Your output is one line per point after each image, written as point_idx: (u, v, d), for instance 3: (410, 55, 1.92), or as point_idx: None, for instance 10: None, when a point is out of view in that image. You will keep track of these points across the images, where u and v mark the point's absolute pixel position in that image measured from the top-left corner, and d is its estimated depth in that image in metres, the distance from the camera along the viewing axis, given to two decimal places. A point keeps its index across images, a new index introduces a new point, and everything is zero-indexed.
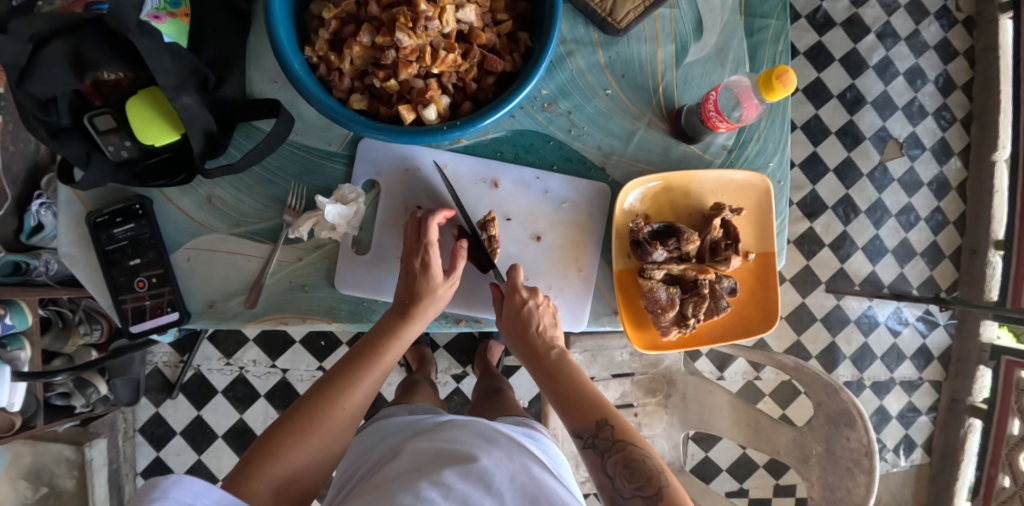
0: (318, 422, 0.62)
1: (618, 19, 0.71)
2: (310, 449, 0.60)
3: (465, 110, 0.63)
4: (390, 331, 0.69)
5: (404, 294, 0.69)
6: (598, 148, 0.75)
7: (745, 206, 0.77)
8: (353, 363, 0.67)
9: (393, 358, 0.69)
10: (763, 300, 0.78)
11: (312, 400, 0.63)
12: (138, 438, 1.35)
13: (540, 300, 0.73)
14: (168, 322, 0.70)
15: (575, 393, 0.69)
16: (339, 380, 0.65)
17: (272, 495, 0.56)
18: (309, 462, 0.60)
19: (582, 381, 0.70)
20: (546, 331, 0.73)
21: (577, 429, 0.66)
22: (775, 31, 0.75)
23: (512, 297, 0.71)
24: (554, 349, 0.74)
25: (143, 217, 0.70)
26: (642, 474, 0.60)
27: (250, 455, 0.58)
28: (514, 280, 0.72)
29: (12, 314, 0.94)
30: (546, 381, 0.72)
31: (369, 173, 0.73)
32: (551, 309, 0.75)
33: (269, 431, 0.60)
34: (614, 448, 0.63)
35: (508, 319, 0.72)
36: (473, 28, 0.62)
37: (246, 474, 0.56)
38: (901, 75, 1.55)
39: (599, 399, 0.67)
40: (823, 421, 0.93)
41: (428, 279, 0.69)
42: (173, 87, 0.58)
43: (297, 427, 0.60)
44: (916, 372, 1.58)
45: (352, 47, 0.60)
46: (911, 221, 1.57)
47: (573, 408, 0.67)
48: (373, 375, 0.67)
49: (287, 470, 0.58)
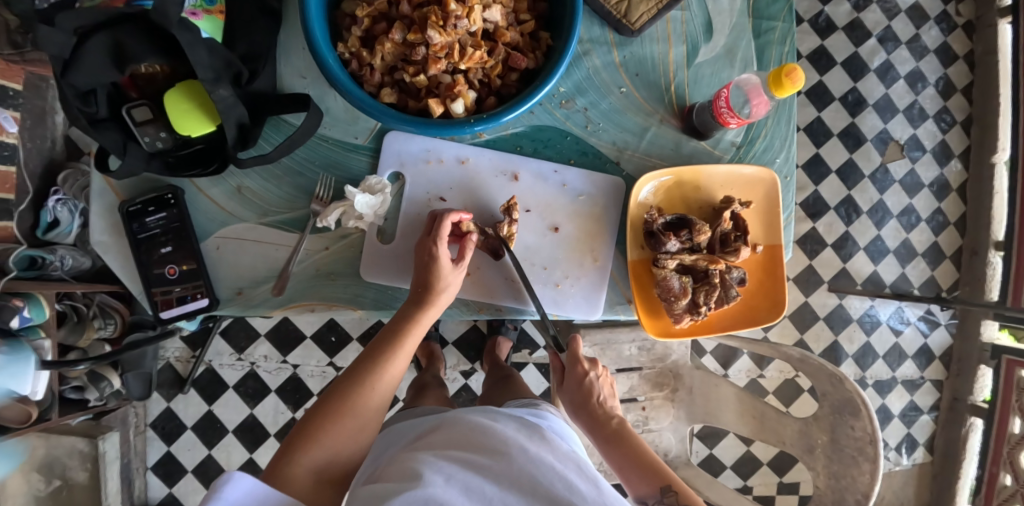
0: (348, 406, 0.63)
1: (632, 20, 0.74)
2: (342, 431, 0.62)
3: (489, 104, 0.67)
4: (408, 318, 0.71)
5: (421, 282, 0.72)
6: (613, 143, 0.78)
7: (753, 199, 0.79)
8: (375, 349, 0.69)
9: (414, 343, 0.71)
10: (771, 291, 0.80)
11: (339, 387, 0.65)
12: (149, 433, 1.37)
13: (599, 372, 0.83)
14: (198, 308, 0.73)
15: (638, 458, 0.71)
16: (364, 365, 0.67)
17: (311, 478, 0.59)
18: (341, 447, 0.62)
19: (643, 448, 0.72)
20: (608, 404, 0.80)
21: (642, 494, 0.67)
22: (782, 33, 0.78)
23: (576, 368, 0.82)
24: (616, 419, 0.78)
25: (174, 207, 0.72)
26: None
27: (284, 446, 0.60)
28: (576, 352, 0.83)
29: (29, 307, 0.96)
30: (609, 448, 0.74)
31: (394, 165, 0.76)
32: (609, 383, 0.84)
33: (301, 421, 0.63)
34: None
35: (571, 388, 0.81)
36: (498, 27, 0.65)
37: (283, 463, 0.59)
38: (902, 79, 1.58)
39: (659, 463, 0.69)
40: (828, 411, 0.96)
41: (442, 268, 0.71)
42: (210, 80, 0.61)
43: (329, 414, 0.62)
44: (918, 371, 1.61)
45: (384, 43, 0.63)
46: (912, 221, 1.60)
47: (635, 472, 0.69)
48: (399, 358, 0.69)
49: (322, 454, 0.60)
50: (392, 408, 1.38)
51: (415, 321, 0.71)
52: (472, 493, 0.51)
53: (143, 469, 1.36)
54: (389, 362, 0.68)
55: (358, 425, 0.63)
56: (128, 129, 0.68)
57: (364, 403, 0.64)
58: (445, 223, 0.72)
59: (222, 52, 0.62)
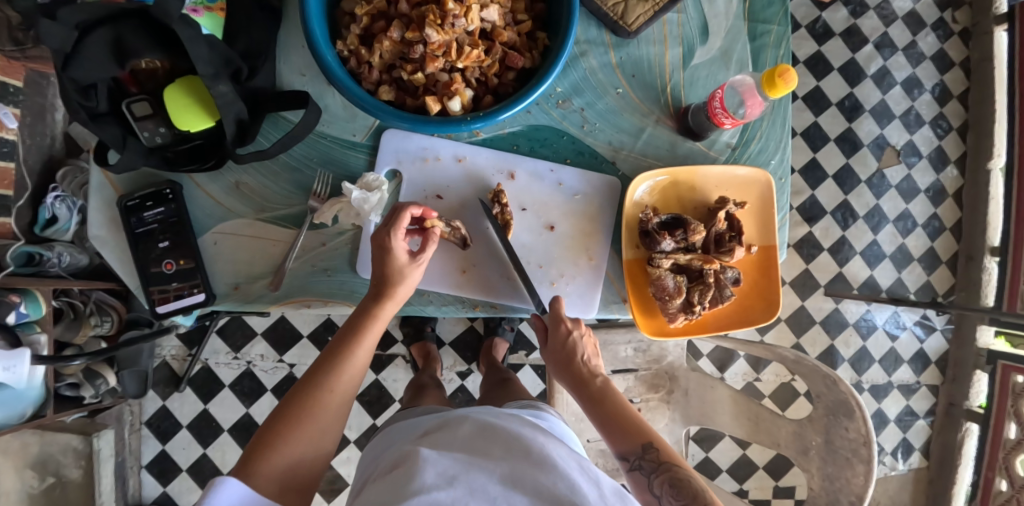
0: (304, 413, 0.62)
1: (629, 22, 0.75)
2: (302, 439, 0.61)
3: (486, 102, 0.67)
4: (365, 313, 0.69)
5: (377, 277, 0.70)
6: (609, 143, 0.78)
7: (747, 199, 0.80)
8: (330, 351, 0.67)
9: (373, 339, 0.69)
10: (765, 290, 0.81)
11: (294, 394, 0.63)
12: (144, 431, 1.37)
13: (583, 331, 0.76)
14: (195, 303, 0.73)
15: (621, 416, 0.69)
16: (322, 367, 0.66)
17: (277, 487, 0.59)
18: (304, 454, 0.62)
19: (627, 406, 0.70)
20: (590, 361, 0.75)
21: (623, 451, 0.66)
22: (777, 36, 0.79)
23: (558, 327, 0.75)
24: (598, 376, 0.74)
25: (172, 201, 0.73)
26: (688, 492, 0.61)
27: (248, 451, 0.60)
28: (559, 310, 0.75)
29: (26, 303, 0.95)
30: (590, 406, 0.71)
31: (392, 162, 0.76)
32: (591, 341, 0.78)
33: (261, 430, 0.62)
34: (659, 469, 0.64)
35: (554, 347, 0.75)
36: (495, 26, 0.66)
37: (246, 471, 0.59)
38: (899, 85, 1.60)
39: (642, 421, 0.68)
40: (823, 412, 0.96)
41: (397, 261, 0.70)
42: (210, 76, 0.61)
43: (283, 422, 0.61)
44: (914, 375, 1.61)
45: (383, 41, 0.64)
46: (908, 226, 1.60)
47: (617, 429, 0.68)
48: (357, 356, 0.67)
49: (283, 464, 0.60)
50: (388, 409, 1.38)
51: (373, 315, 0.69)
52: (477, 494, 0.51)
53: (137, 468, 1.36)
54: (346, 363, 0.66)
55: (317, 429, 0.63)
56: (127, 124, 0.69)
57: (321, 409, 0.63)
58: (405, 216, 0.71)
59: (221, 48, 0.62)
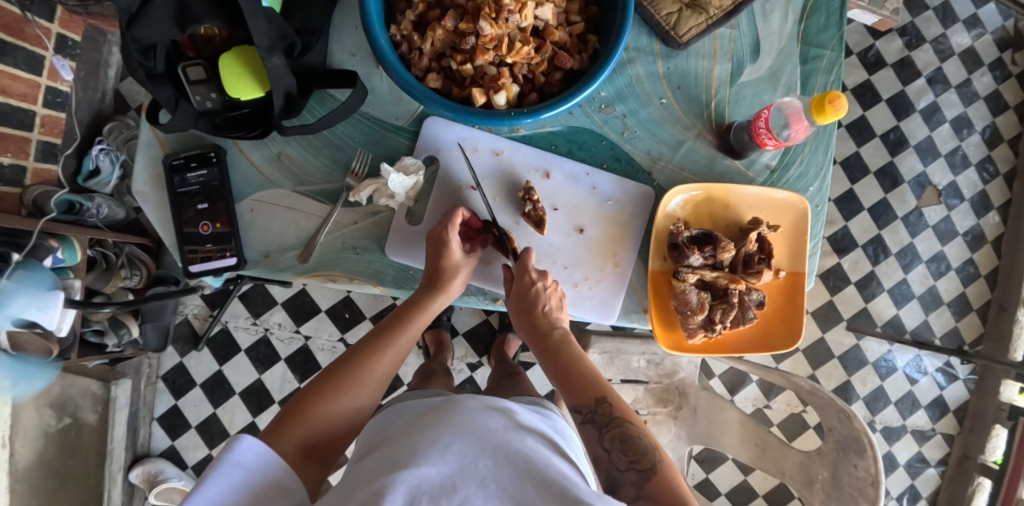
0: (341, 388, 0.65)
1: (681, 34, 0.74)
2: (335, 410, 0.64)
3: (531, 100, 0.67)
4: (416, 303, 0.73)
5: (431, 267, 0.73)
6: (647, 153, 0.78)
7: (781, 223, 0.79)
8: (374, 336, 0.71)
9: (417, 330, 0.73)
10: (789, 318, 0.80)
11: (338, 369, 0.67)
12: (159, 384, 1.41)
13: (548, 283, 0.75)
14: (226, 266, 0.75)
15: (577, 371, 0.70)
16: (366, 348, 0.70)
17: (301, 453, 0.59)
18: (334, 425, 0.63)
19: (583, 361, 0.72)
20: (551, 312, 0.75)
21: (577, 405, 0.67)
22: (828, 61, 0.78)
23: (522, 278, 0.74)
24: (558, 330, 0.75)
25: (215, 165, 0.74)
26: (637, 448, 0.61)
27: (283, 415, 0.62)
28: (525, 262, 0.74)
29: (63, 248, 0.99)
30: (548, 359, 0.74)
31: (431, 149, 0.77)
32: (559, 293, 0.77)
33: (295, 398, 0.64)
34: (610, 425, 0.63)
35: (516, 297, 0.74)
36: (548, 25, 0.66)
37: (278, 432, 0.60)
38: (948, 123, 1.56)
39: (597, 377, 0.69)
40: (832, 447, 0.98)
41: (453, 252, 0.73)
42: (266, 48, 0.63)
43: (322, 393, 0.64)
44: (930, 422, 1.58)
45: (436, 30, 0.65)
46: (941, 269, 1.57)
47: (572, 385, 0.69)
48: (399, 342, 0.71)
49: (311, 432, 0.61)
50: (396, 391, 1.41)
51: (423, 308, 0.73)
52: (468, 472, 0.49)
53: (149, 419, 1.40)
54: (388, 348, 0.70)
55: (349, 406, 0.65)
56: (181, 87, 0.71)
57: (357, 387, 0.66)
58: (457, 214, 0.73)
59: (278, 22, 0.64)
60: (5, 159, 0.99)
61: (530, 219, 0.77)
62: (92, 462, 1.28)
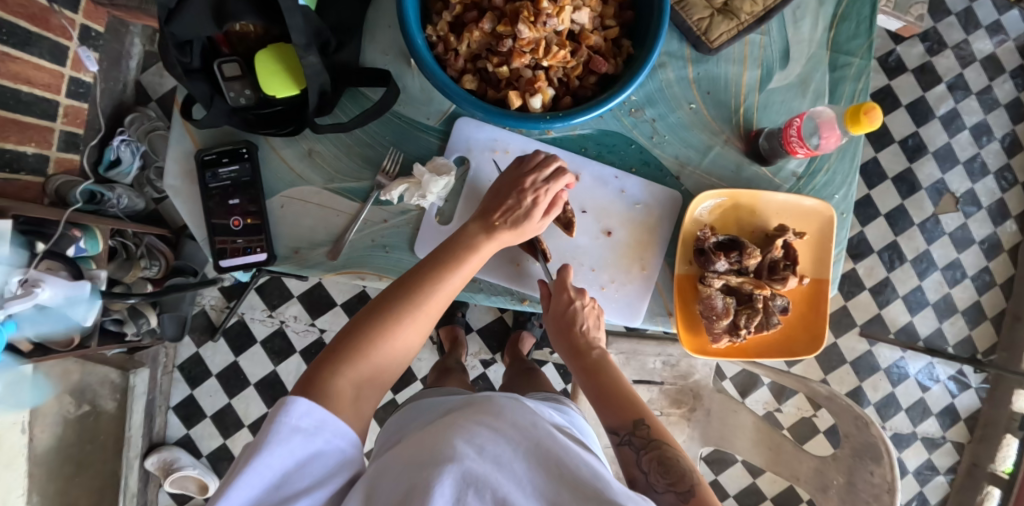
0: (395, 326, 0.62)
1: (711, 39, 0.75)
2: (388, 347, 0.62)
3: (565, 103, 0.68)
4: (472, 243, 0.69)
5: (495, 218, 0.71)
6: (676, 157, 0.78)
7: (807, 230, 0.79)
8: (428, 263, 0.67)
9: (473, 267, 0.69)
10: (811, 324, 0.81)
11: (386, 307, 0.63)
12: (175, 374, 1.43)
13: (586, 301, 0.76)
14: (255, 262, 0.76)
15: (617, 392, 0.71)
16: (422, 278, 0.65)
17: (354, 391, 0.58)
18: (381, 366, 0.61)
19: (620, 380, 0.73)
20: (588, 332, 0.77)
21: (614, 425, 0.67)
22: (858, 69, 0.78)
23: (559, 296, 0.76)
24: (596, 350, 0.77)
25: (247, 161, 0.75)
26: (676, 471, 0.61)
27: (338, 350, 0.60)
28: (564, 279, 0.75)
29: (86, 237, 1.00)
30: (586, 377, 0.74)
31: (462, 149, 0.78)
32: (597, 313, 0.78)
33: (344, 334, 0.62)
34: (648, 446, 0.64)
35: (555, 315, 0.76)
36: (584, 29, 0.66)
37: (334, 370, 0.58)
38: (967, 130, 1.55)
39: (635, 398, 0.69)
40: (848, 453, 0.98)
41: (524, 209, 0.71)
42: (303, 47, 0.64)
43: (377, 330, 0.61)
44: (940, 430, 1.57)
45: (473, 32, 0.65)
46: (956, 276, 1.56)
47: (610, 405, 0.69)
48: (456, 275, 0.67)
49: (367, 370, 0.60)
50: (410, 386, 1.42)
51: (474, 248, 0.69)
52: (505, 469, 0.50)
53: (165, 407, 1.42)
54: (444, 281, 0.66)
55: (402, 344, 0.63)
56: (215, 82, 0.72)
57: (410, 322, 0.63)
58: (567, 180, 0.72)
59: (314, 20, 0.65)
60: (29, 148, 1.01)
61: (560, 221, 0.78)
62: (110, 449, 1.28)
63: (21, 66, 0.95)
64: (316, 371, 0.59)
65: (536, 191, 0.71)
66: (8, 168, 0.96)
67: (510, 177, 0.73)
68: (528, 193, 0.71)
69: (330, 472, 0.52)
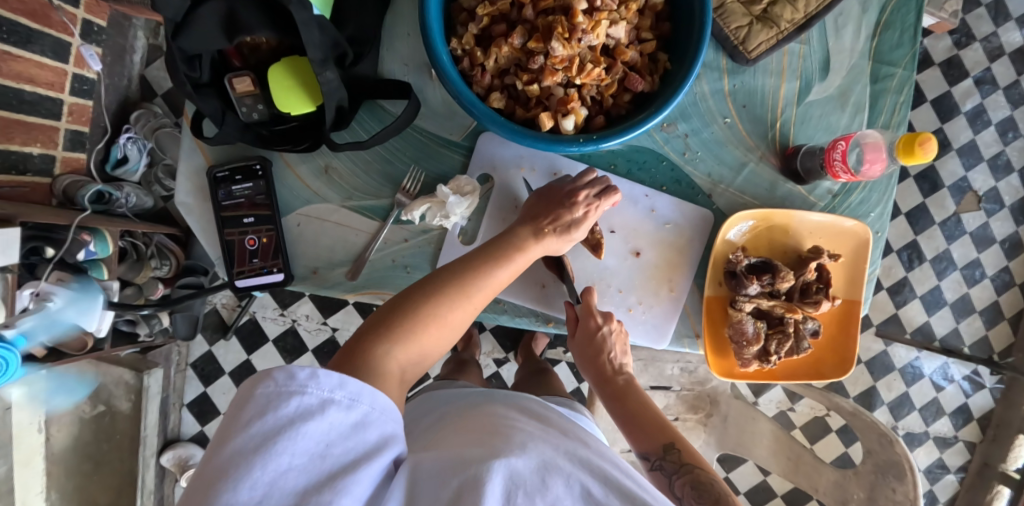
0: (446, 310, 0.59)
1: (749, 49, 0.71)
2: (436, 331, 0.58)
3: (598, 123, 0.65)
4: (521, 242, 0.67)
5: (547, 216, 0.70)
6: (708, 175, 0.75)
7: (841, 252, 0.77)
8: (478, 257, 0.64)
9: (519, 269, 0.67)
10: (841, 346, 0.79)
11: (438, 291, 0.59)
12: (189, 372, 1.41)
13: (615, 327, 0.74)
14: (273, 282, 0.74)
15: (645, 419, 0.67)
16: (471, 268, 0.62)
17: (399, 373, 0.53)
18: (424, 352, 0.57)
19: (650, 405, 0.70)
20: (616, 358, 0.74)
21: (646, 452, 0.64)
22: (900, 80, 0.74)
23: (586, 321, 0.73)
24: (622, 375, 0.74)
25: (261, 178, 0.73)
26: (710, 496, 0.57)
27: (388, 324, 0.55)
28: (588, 304, 0.73)
29: (95, 241, 0.93)
30: (614, 403, 0.72)
31: (486, 167, 0.75)
32: (623, 336, 0.76)
33: (394, 309, 0.57)
34: (681, 471, 0.60)
35: (581, 340, 0.74)
36: (619, 44, 0.63)
37: (383, 345, 0.53)
38: (994, 125, 1.50)
39: (667, 423, 0.66)
40: (870, 468, 0.96)
41: (574, 211, 0.70)
42: (319, 61, 0.61)
43: (430, 309, 0.58)
44: (953, 430, 1.55)
45: (502, 47, 0.62)
46: (975, 276, 1.52)
47: (641, 431, 0.66)
48: (505, 271, 0.65)
49: (414, 352, 0.55)
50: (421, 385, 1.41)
51: (523, 248, 0.67)
52: (552, 471, 0.46)
53: (179, 405, 1.41)
54: (493, 274, 0.63)
55: (448, 331, 0.59)
56: (227, 97, 0.69)
57: (459, 309, 0.60)
58: (613, 199, 0.71)
59: (331, 32, 0.62)
60: (35, 149, 0.98)
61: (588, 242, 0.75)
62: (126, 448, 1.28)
63: (24, 65, 0.92)
64: (361, 345, 0.53)
65: (587, 205, 0.70)
66: (15, 171, 0.94)
67: (557, 187, 0.72)
68: (578, 206, 0.70)
69: (375, 448, 0.45)
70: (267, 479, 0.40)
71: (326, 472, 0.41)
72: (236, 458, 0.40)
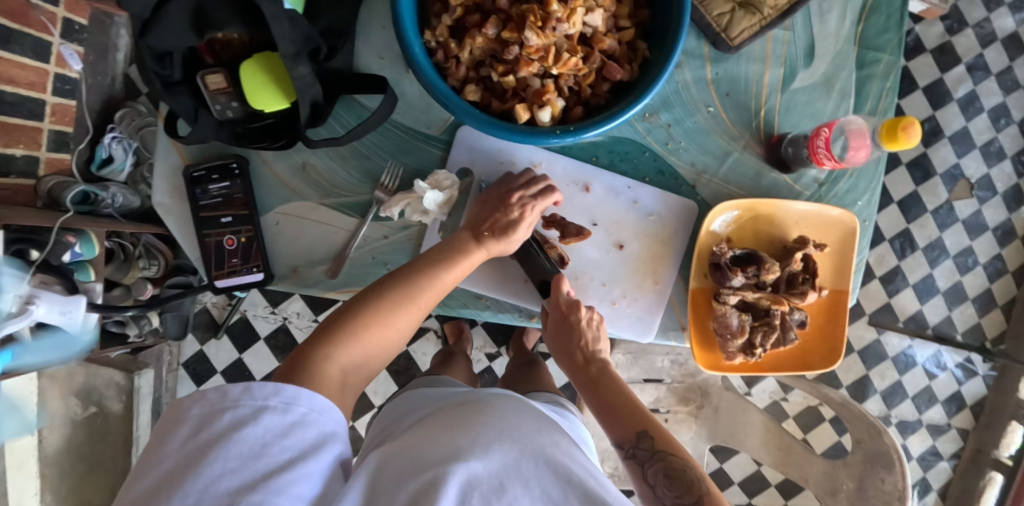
0: (390, 314, 0.59)
1: (732, 36, 0.70)
2: (381, 333, 0.59)
3: (576, 114, 0.64)
4: (462, 247, 0.67)
5: (488, 219, 0.69)
6: (692, 165, 0.74)
7: (827, 241, 0.76)
8: (419, 263, 0.64)
9: (463, 272, 0.67)
10: (829, 337, 0.78)
11: (379, 295, 0.60)
12: (180, 372, 1.40)
13: (583, 313, 0.72)
14: (253, 281, 0.73)
15: (619, 403, 0.66)
16: (409, 274, 0.62)
17: (341, 376, 0.54)
18: (370, 356, 0.58)
19: (623, 388, 0.68)
20: (590, 342, 0.73)
21: (619, 439, 0.62)
22: (886, 66, 0.73)
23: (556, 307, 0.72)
24: (597, 359, 0.73)
25: (238, 177, 0.72)
26: (682, 482, 0.57)
27: (332, 329, 0.57)
28: (559, 290, 0.71)
29: (80, 243, 0.85)
30: (587, 389, 0.70)
31: (465, 160, 0.74)
32: (596, 321, 0.74)
33: (340, 314, 0.58)
34: (653, 458, 0.59)
35: (555, 330, 0.73)
36: (597, 32, 0.62)
37: (324, 348, 0.54)
38: (986, 112, 1.48)
39: (641, 406, 0.65)
40: (859, 459, 0.95)
41: (512, 213, 0.69)
42: (291, 56, 0.60)
43: (374, 313, 0.59)
44: (946, 417, 1.55)
45: (476, 37, 0.61)
46: (968, 263, 1.51)
47: (613, 416, 0.65)
48: (447, 274, 0.64)
49: (358, 355, 0.56)
50: None
51: (464, 252, 0.67)
52: (513, 473, 0.44)
53: None
54: (434, 279, 0.63)
55: (392, 334, 0.60)
56: (200, 95, 0.67)
57: (404, 313, 0.60)
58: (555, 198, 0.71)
59: (303, 26, 0.60)
60: (17, 150, 0.97)
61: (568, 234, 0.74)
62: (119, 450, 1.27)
63: (2, 66, 0.90)
64: (305, 350, 0.54)
65: (521, 206, 0.70)
66: None
67: (497, 190, 0.72)
68: (514, 208, 0.70)
69: (312, 447, 0.45)
70: (199, 486, 0.41)
71: (258, 474, 0.42)
72: (174, 470, 0.42)
